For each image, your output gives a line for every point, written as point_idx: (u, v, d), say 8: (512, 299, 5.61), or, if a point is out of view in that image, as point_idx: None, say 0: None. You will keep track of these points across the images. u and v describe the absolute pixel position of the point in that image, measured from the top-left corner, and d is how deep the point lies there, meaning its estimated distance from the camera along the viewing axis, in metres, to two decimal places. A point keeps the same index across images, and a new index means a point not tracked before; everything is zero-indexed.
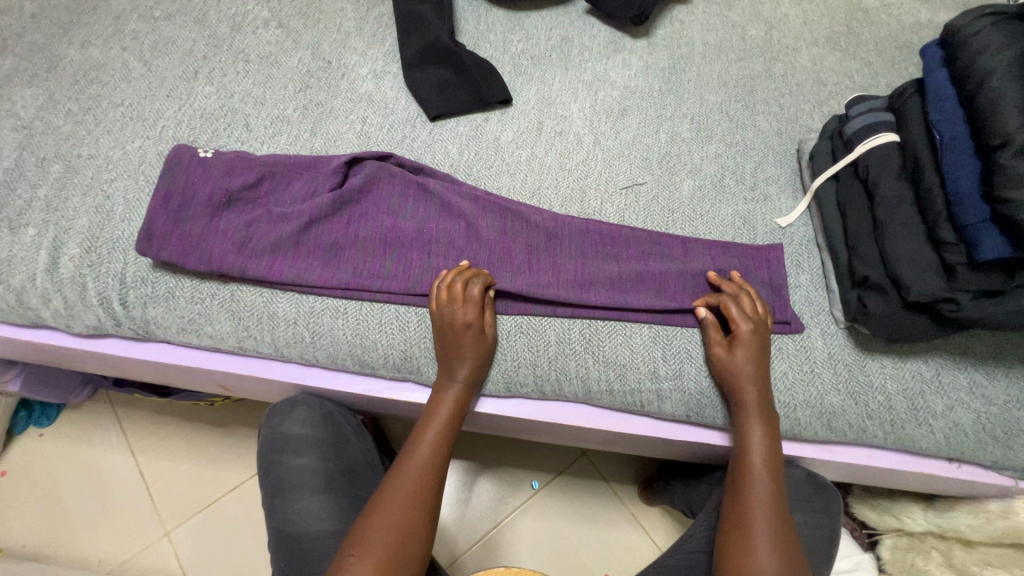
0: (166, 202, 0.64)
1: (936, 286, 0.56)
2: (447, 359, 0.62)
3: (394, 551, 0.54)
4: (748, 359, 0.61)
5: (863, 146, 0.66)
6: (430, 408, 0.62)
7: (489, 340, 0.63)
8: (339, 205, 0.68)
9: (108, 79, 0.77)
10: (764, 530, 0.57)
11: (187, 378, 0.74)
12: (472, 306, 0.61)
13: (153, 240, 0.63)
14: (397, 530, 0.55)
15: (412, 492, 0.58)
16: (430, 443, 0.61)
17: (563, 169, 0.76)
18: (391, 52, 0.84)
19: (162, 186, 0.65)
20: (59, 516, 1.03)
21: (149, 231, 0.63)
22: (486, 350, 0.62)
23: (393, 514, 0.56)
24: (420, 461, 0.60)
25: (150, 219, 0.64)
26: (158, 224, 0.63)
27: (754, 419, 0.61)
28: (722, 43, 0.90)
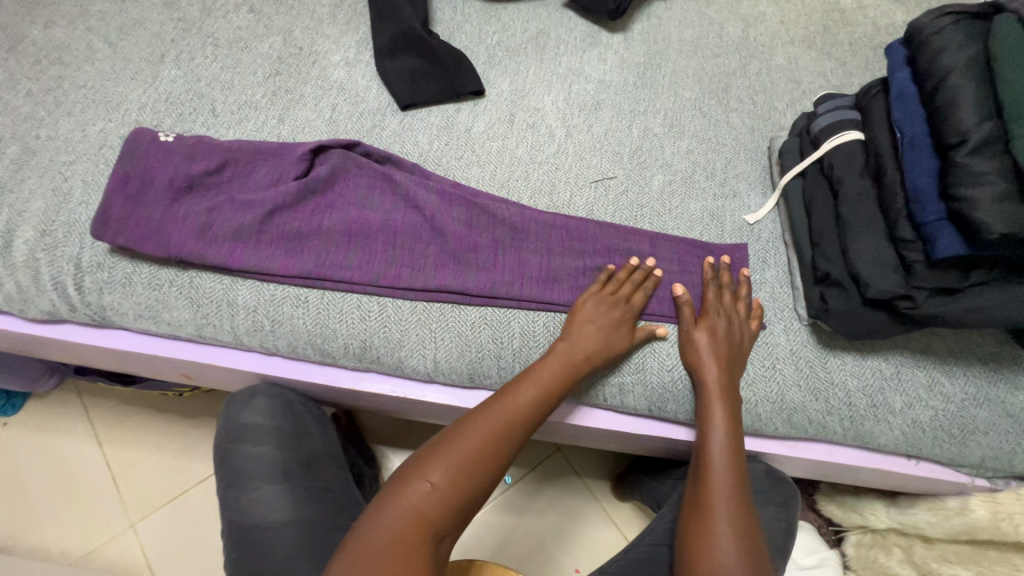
0: (124, 185, 0.63)
1: (895, 283, 0.57)
2: (590, 338, 0.61)
3: (464, 484, 0.51)
4: (708, 343, 0.62)
5: (829, 144, 0.66)
6: (544, 361, 0.60)
7: (631, 342, 0.63)
8: (303, 193, 0.67)
9: (71, 60, 0.75)
10: (723, 516, 0.56)
11: (148, 366, 0.73)
12: (633, 309, 0.64)
13: (108, 223, 0.61)
14: (467, 470, 0.52)
15: (487, 432, 0.54)
16: (529, 394, 0.57)
17: (534, 161, 0.76)
18: (364, 40, 0.83)
19: (121, 169, 0.64)
20: (22, 507, 1.01)
21: (105, 214, 0.61)
22: (620, 342, 0.62)
23: (460, 450, 0.53)
24: (513, 408, 0.57)
25: (107, 202, 0.62)
26: (115, 208, 0.62)
27: (716, 403, 0.60)
28: (699, 39, 0.90)
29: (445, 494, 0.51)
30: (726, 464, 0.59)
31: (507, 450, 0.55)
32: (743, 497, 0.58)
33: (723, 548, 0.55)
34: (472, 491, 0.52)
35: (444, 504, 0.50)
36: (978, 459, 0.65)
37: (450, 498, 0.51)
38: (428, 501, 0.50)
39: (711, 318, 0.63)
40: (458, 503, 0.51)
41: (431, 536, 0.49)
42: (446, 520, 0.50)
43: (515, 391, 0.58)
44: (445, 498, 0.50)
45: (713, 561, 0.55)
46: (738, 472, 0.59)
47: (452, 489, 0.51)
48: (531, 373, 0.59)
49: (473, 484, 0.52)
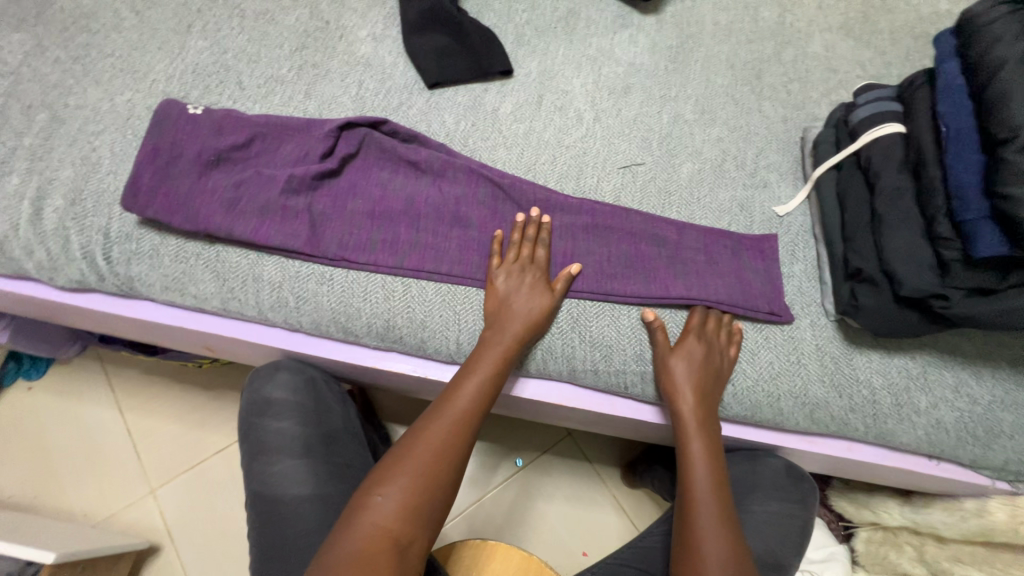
0: (154, 157, 0.63)
1: (929, 282, 0.56)
2: (496, 327, 0.61)
3: (418, 493, 0.53)
4: (686, 376, 0.61)
5: (868, 137, 0.64)
6: (473, 359, 0.61)
7: (552, 301, 0.63)
8: (329, 171, 0.66)
9: (98, 28, 0.75)
10: (712, 541, 0.57)
11: (172, 338, 0.74)
12: (539, 266, 0.64)
13: (138, 195, 0.61)
14: (422, 474, 0.54)
15: (435, 440, 0.56)
16: (471, 390, 0.59)
17: (561, 145, 0.74)
18: (391, 15, 0.81)
19: (150, 141, 0.64)
20: (45, 470, 1.04)
21: (135, 185, 0.62)
22: (538, 311, 0.62)
23: (415, 458, 0.55)
24: (453, 412, 0.58)
25: (136, 173, 0.62)
26: (144, 180, 0.62)
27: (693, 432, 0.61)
28: (734, 24, 0.87)
29: (403, 506, 0.53)
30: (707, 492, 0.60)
31: (457, 453, 0.57)
32: (729, 523, 0.59)
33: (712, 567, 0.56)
34: (433, 497, 0.54)
35: (400, 514, 0.52)
36: (1002, 462, 0.64)
37: (411, 509, 0.53)
38: (386, 515, 0.52)
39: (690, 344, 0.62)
40: (421, 513, 0.53)
41: (399, 548, 0.51)
42: (414, 529, 0.52)
43: (459, 387, 0.60)
44: (401, 509, 0.52)
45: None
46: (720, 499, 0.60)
47: (408, 501, 0.53)
48: (475, 366, 0.60)
49: (432, 490, 0.54)
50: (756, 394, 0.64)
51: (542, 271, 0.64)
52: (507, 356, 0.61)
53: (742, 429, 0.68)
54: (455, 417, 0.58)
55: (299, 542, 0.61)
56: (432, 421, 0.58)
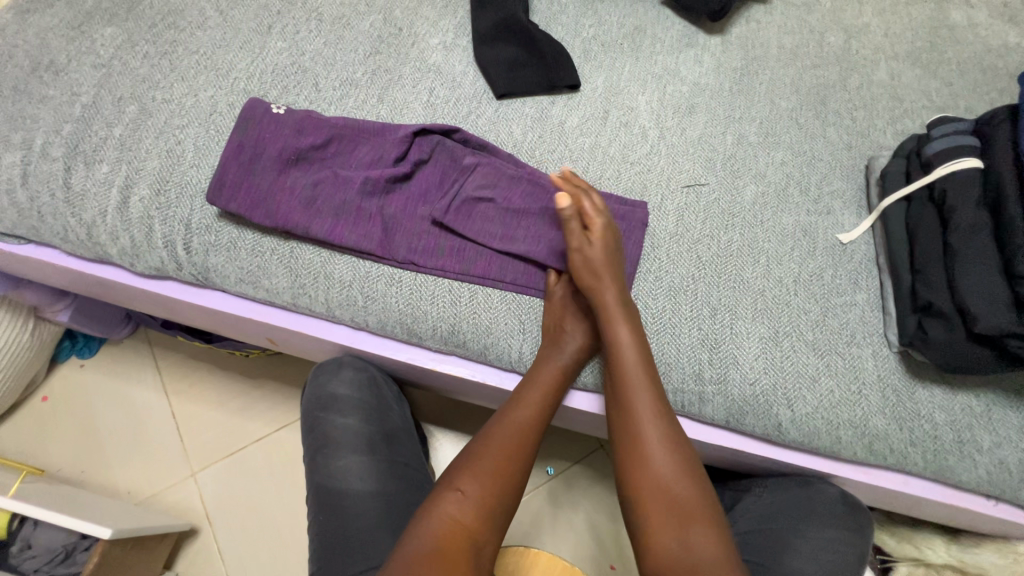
0: (238, 153, 0.65)
1: (1006, 321, 0.55)
2: (553, 341, 0.63)
3: (495, 492, 0.55)
4: (630, 341, 0.61)
5: (944, 169, 0.64)
6: (531, 373, 0.62)
7: (601, 321, 0.65)
8: (403, 175, 0.68)
9: (185, 26, 0.78)
10: (656, 451, 0.57)
11: (236, 328, 0.76)
12: (594, 291, 0.67)
13: (223, 189, 0.64)
14: (498, 477, 0.56)
15: (504, 447, 0.58)
16: (534, 402, 0.60)
17: (625, 161, 0.75)
18: (462, 24, 0.83)
19: (236, 138, 0.66)
20: (93, 446, 1.07)
21: (220, 180, 0.64)
22: (591, 328, 0.64)
23: (488, 462, 0.57)
24: (518, 422, 0.60)
25: (222, 168, 0.65)
26: (229, 175, 0.64)
27: (625, 343, 0.60)
28: (800, 48, 0.87)
29: (481, 503, 0.55)
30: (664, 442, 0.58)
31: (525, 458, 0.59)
32: (666, 426, 0.58)
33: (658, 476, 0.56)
34: (502, 499, 0.56)
35: (476, 512, 0.54)
36: None
37: (485, 510, 0.54)
38: (461, 511, 0.54)
39: (603, 291, 0.62)
40: (493, 513, 0.55)
41: (474, 545, 0.53)
42: (488, 528, 0.54)
43: (520, 399, 0.61)
44: (477, 509, 0.54)
45: (653, 498, 0.56)
46: (679, 450, 0.58)
47: (484, 501, 0.55)
48: (535, 380, 0.61)
49: (503, 493, 0.56)
50: (815, 421, 0.63)
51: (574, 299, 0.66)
52: (561, 373, 0.62)
53: (796, 454, 0.67)
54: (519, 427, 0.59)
55: (360, 536, 0.62)
56: (498, 430, 0.59)
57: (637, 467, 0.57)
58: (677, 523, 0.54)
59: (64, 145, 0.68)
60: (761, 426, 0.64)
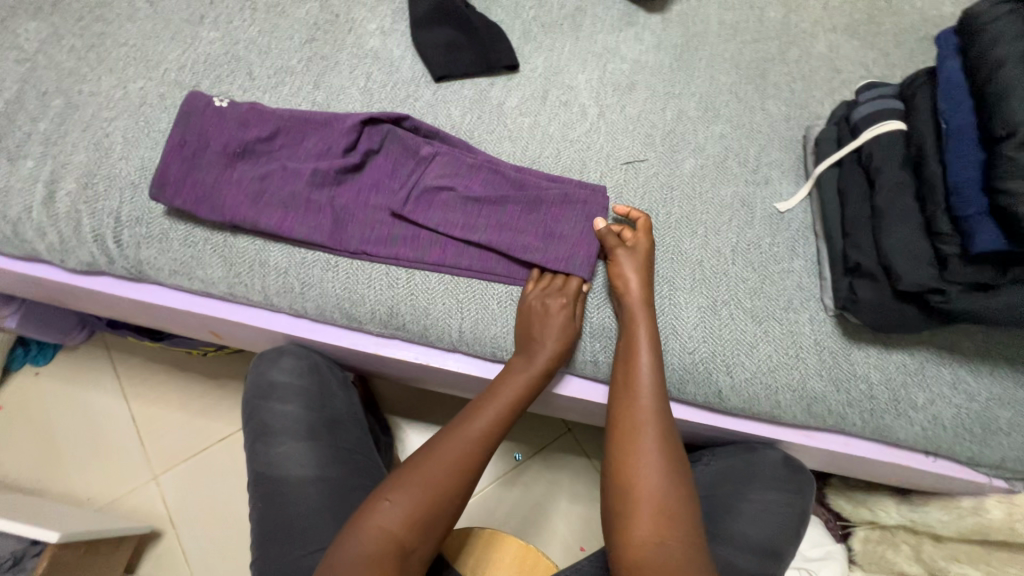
0: (181, 148, 0.64)
1: (928, 277, 0.56)
2: (524, 352, 0.62)
3: (425, 505, 0.55)
4: (648, 339, 0.61)
5: (869, 134, 0.65)
6: (497, 383, 0.63)
7: (572, 325, 0.63)
8: (353, 165, 0.67)
9: (113, 18, 0.76)
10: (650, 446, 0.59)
11: (178, 322, 0.75)
12: (569, 295, 0.63)
13: (166, 185, 0.63)
14: (431, 490, 0.56)
15: (448, 458, 0.58)
16: (484, 420, 0.60)
17: (565, 139, 0.75)
18: (399, 9, 0.82)
19: (178, 133, 0.65)
20: (50, 454, 1.05)
21: (162, 177, 0.63)
22: (563, 333, 0.62)
23: (427, 478, 0.56)
24: (467, 436, 0.59)
25: (165, 164, 0.63)
26: (173, 171, 0.63)
27: (643, 337, 0.60)
28: (739, 23, 0.88)
29: (410, 516, 0.55)
30: (656, 443, 0.59)
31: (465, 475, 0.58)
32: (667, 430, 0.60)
33: (650, 472, 0.58)
34: (441, 508, 0.56)
35: (406, 524, 0.54)
36: (998, 460, 0.64)
37: (417, 520, 0.55)
38: (390, 520, 0.54)
39: (630, 287, 0.62)
40: (425, 524, 0.55)
41: (402, 553, 0.54)
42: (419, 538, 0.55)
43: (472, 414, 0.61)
44: (410, 520, 0.54)
45: (644, 491, 0.57)
46: (671, 454, 0.59)
47: (415, 512, 0.55)
48: (493, 397, 0.62)
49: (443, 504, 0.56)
50: (754, 387, 0.64)
51: (571, 297, 0.64)
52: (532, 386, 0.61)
53: (739, 421, 0.68)
54: (467, 441, 0.59)
55: (300, 521, 0.62)
56: (443, 441, 0.59)
57: (631, 459, 0.59)
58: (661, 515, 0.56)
59: None
60: (694, 394, 0.66)
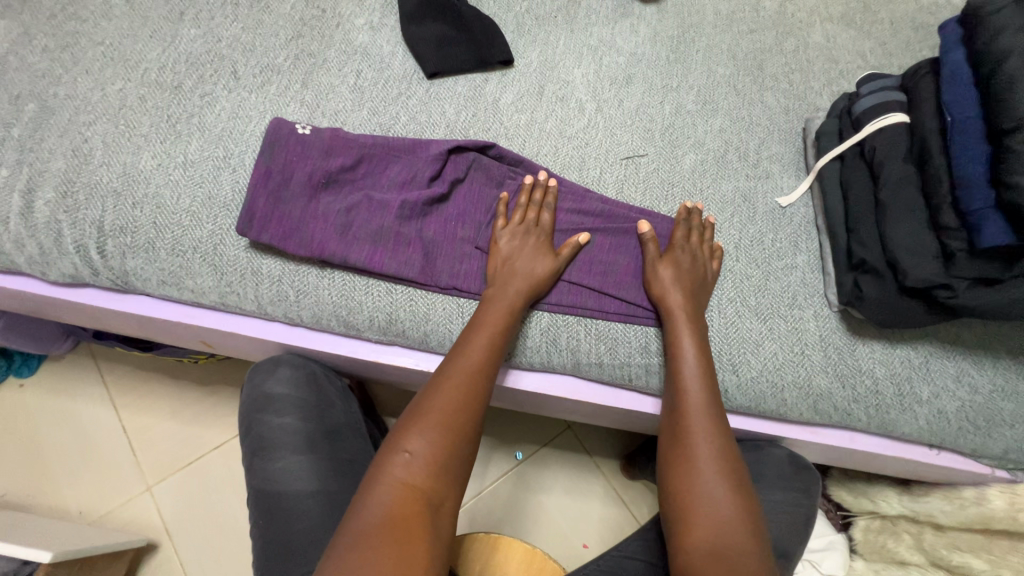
0: (266, 179, 0.62)
1: (935, 272, 0.56)
2: (500, 281, 0.61)
3: (445, 449, 0.51)
4: (694, 352, 0.59)
5: (871, 127, 0.64)
6: (481, 311, 0.60)
7: (555, 266, 0.62)
8: (439, 196, 0.65)
9: (87, 16, 0.73)
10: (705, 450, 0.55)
11: (169, 333, 0.72)
12: (543, 230, 0.64)
13: (253, 219, 0.60)
14: (451, 432, 0.52)
15: (450, 399, 0.53)
16: (481, 345, 0.57)
17: (563, 135, 0.74)
18: (388, 3, 0.79)
19: (262, 163, 0.62)
20: (39, 468, 1.02)
21: (250, 210, 0.60)
22: (543, 272, 0.61)
23: (441, 411, 0.53)
24: (463, 370, 0.55)
25: (251, 196, 0.61)
26: (259, 204, 0.61)
27: (688, 342, 0.59)
28: (735, 13, 0.86)
29: (430, 462, 0.50)
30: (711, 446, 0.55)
31: (475, 406, 0.54)
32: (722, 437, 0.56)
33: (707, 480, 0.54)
34: (457, 449, 0.52)
35: (428, 471, 0.50)
36: (1001, 451, 0.64)
37: (439, 466, 0.51)
38: (411, 471, 0.50)
39: (673, 296, 0.61)
40: (447, 469, 0.51)
41: (429, 506, 0.49)
42: (444, 487, 0.50)
43: (468, 343, 0.57)
44: (430, 462, 0.50)
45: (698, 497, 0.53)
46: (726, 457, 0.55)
47: (436, 457, 0.51)
48: (482, 324, 0.58)
49: (456, 449, 0.52)
50: (760, 385, 0.64)
51: (545, 233, 0.64)
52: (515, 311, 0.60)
53: (745, 420, 0.67)
54: (465, 377, 0.55)
55: (302, 536, 0.61)
56: (446, 382, 0.55)
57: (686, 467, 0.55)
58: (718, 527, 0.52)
59: None
60: None
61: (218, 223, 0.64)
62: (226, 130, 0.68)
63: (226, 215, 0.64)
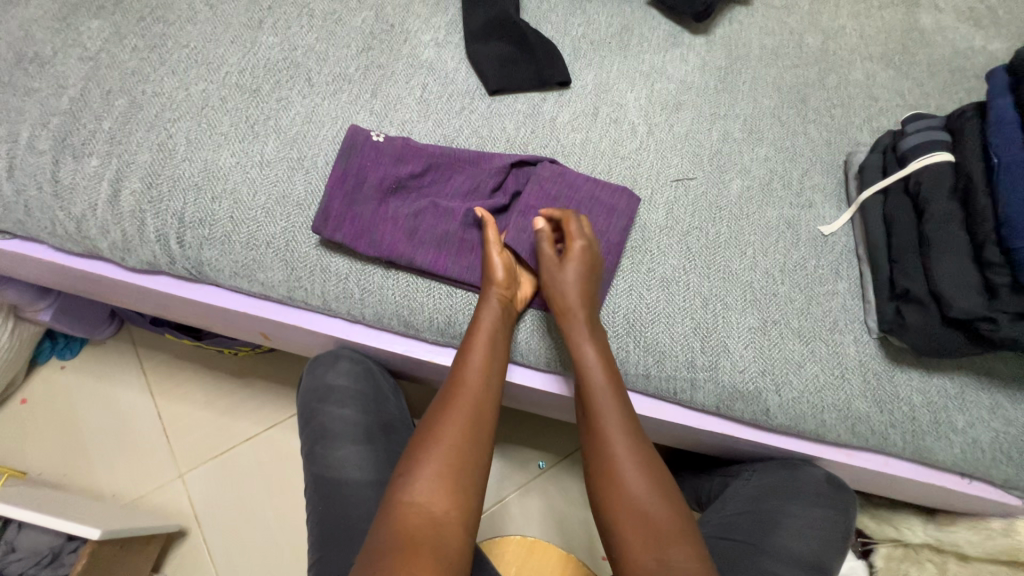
0: (342, 182, 0.65)
1: (978, 305, 0.58)
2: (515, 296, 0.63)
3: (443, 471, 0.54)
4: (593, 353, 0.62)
5: (917, 164, 0.67)
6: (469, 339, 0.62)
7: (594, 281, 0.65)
8: (501, 207, 0.68)
9: (173, 19, 0.77)
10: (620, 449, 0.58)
11: (229, 323, 0.75)
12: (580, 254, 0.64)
13: (328, 219, 0.64)
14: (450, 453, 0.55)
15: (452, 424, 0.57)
16: (474, 366, 0.60)
17: (616, 156, 0.77)
18: (452, 22, 0.84)
19: (339, 166, 0.66)
20: (76, 448, 1.05)
21: (326, 210, 0.64)
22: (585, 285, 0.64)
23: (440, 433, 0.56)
24: (461, 397, 0.58)
25: (327, 197, 0.65)
26: (335, 204, 0.64)
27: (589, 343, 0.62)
28: (780, 48, 0.90)
29: (430, 489, 0.53)
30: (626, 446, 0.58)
31: (478, 429, 0.58)
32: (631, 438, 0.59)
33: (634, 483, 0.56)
34: (457, 473, 0.54)
35: (430, 493, 0.53)
36: None
37: (439, 491, 0.53)
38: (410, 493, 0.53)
39: (570, 298, 0.63)
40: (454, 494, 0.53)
41: (429, 526, 0.51)
42: (445, 508, 0.52)
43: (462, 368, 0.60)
44: (432, 484, 0.53)
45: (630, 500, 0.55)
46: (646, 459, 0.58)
47: (436, 480, 0.53)
48: (472, 346, 0.61)
49: (460, 473, 0.54)
50: (801, 405, 0.66)
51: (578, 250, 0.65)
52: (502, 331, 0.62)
53: (782, 438, 0.70)
54: (470, 401, 0.58)
55: (360, 523, 0.63)
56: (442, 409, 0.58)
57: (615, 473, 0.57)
58: (652, 525, 0.54)
59: (51, 138, 0.67)
60: (731, 407, 0.67)
61: (290, 220, 0.67)
62: (300, 133, 0.72)
63: (298, 213, 0.67)
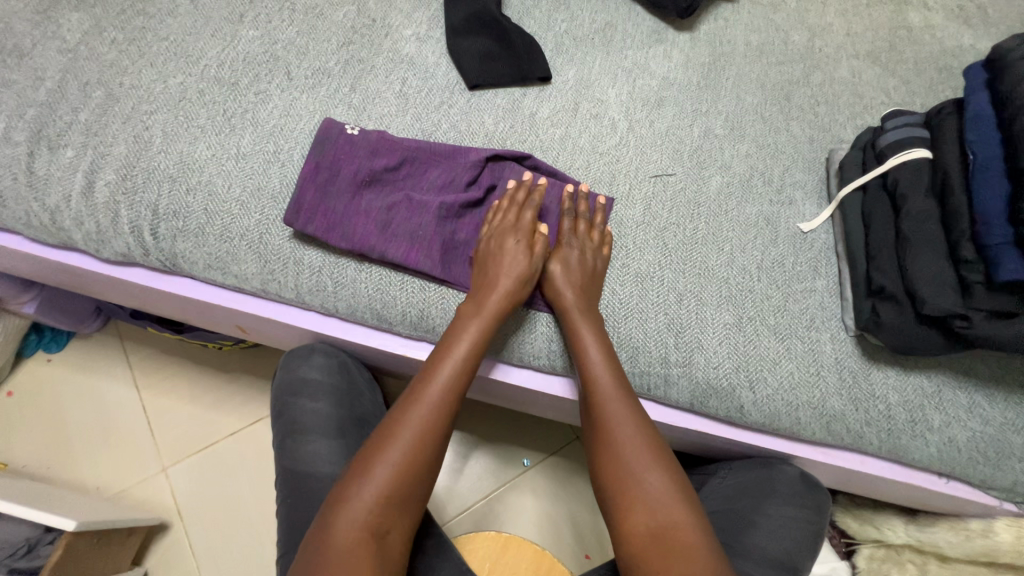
0: (315, 174, 0.65)
1: (952, 303, 0.58)
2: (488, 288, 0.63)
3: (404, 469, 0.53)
4: (594, 342, 0.62)
5: (896, 160, 0.66)
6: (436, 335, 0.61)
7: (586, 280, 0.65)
8: (475, 202, 0.68)
9: (154, 12, 0.77)
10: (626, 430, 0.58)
11: (206, 316, 0.75)
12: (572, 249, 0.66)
13: (301, 211, 0.64)
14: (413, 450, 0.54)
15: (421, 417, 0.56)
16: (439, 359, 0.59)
17: (595, 151, 0.77)
18: (434, 17, 0.84)
19: (312, 159, 0.66)
20: (60, 441, 1.05)
21: (298, 202, 0.64)
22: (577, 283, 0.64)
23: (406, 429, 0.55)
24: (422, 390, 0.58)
25: (300, 189, 0.64)
26: (307, 196, 0.64)
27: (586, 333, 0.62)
28: (765, 45, 0.90)
29: (389, 488, 0.53)
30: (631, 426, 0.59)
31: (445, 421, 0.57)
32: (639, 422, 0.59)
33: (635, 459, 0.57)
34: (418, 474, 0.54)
35: (393, 490, 0.52)
36: (1011, 483, 0.65)
37: (399, 490, 0.53)
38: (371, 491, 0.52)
39: (566, 296, 0.63)
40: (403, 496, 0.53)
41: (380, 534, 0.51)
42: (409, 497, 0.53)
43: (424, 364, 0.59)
44: (393, 481, 0.53)
45: (629, 485, 0.56)
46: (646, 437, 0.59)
47: (398, 476, 0.53)
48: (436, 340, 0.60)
49: (423, 468, 0.55)
50: (776, 403, 0.65)
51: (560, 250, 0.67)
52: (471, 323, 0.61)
53: (757, 436, 0.70)
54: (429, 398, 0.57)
55: None
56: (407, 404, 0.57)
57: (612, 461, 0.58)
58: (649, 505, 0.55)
59: (28, 130, 0.68)
60: (706, 404, 0.67)
61: (264, 213, 0.67)
62: (277, 126, 0.72)
63: (272, 206, 0.67)
